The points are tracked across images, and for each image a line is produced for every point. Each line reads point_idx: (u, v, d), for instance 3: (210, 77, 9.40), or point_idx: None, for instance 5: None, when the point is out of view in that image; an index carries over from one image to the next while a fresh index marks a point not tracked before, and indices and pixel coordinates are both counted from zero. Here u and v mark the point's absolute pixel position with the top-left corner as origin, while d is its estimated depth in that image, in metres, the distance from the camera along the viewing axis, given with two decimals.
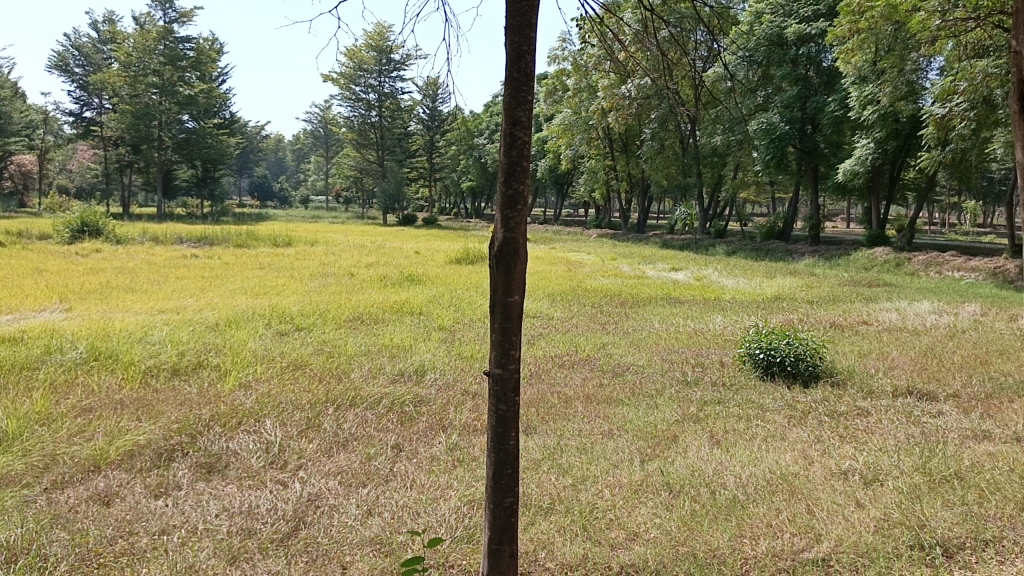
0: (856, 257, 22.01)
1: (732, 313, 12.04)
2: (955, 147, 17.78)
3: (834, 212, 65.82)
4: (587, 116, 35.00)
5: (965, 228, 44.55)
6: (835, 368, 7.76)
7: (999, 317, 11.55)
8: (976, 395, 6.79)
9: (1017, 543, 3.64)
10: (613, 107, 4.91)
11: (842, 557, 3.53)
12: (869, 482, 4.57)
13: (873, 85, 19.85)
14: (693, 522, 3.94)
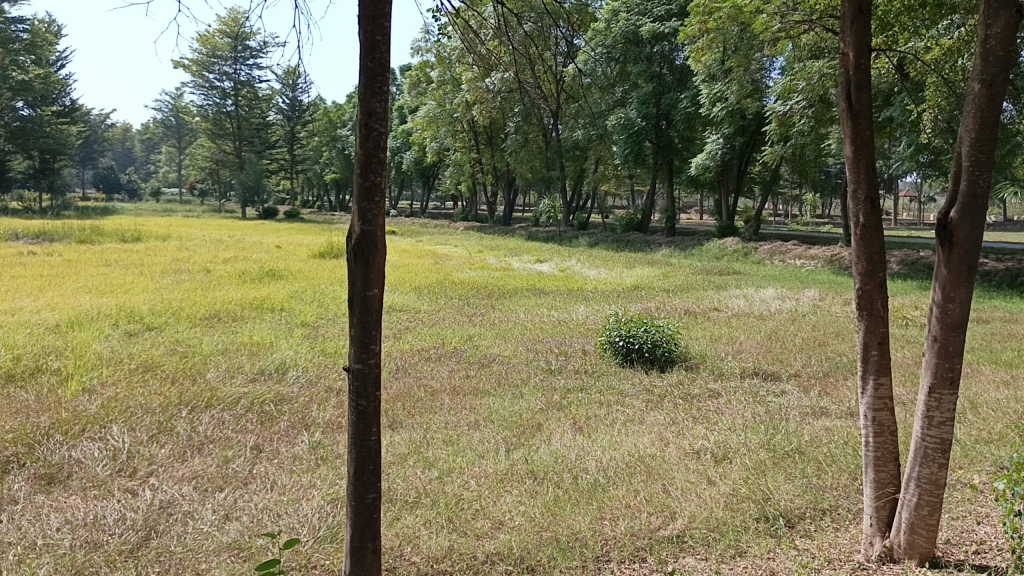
0: (709, 247, 23.08)
1: (593, 302, 12.38)
2: (794, 143, 19.01)
3: (688, 204, 68.85)
4: (452, 108, 35.01)
5: (805, 219, 47.67)
6: (689, 352, 8.13)
7: (835, 301, 12.45)
8: (814, 374, 7.30)
9: (849, 511, 3.95)
10: (477, 100, 4.94)
11: (695, 532, 3.70)
12: (719, 460, 4.82)
13: (721, 83, 20.91)
14: (556, 507, 4.03)
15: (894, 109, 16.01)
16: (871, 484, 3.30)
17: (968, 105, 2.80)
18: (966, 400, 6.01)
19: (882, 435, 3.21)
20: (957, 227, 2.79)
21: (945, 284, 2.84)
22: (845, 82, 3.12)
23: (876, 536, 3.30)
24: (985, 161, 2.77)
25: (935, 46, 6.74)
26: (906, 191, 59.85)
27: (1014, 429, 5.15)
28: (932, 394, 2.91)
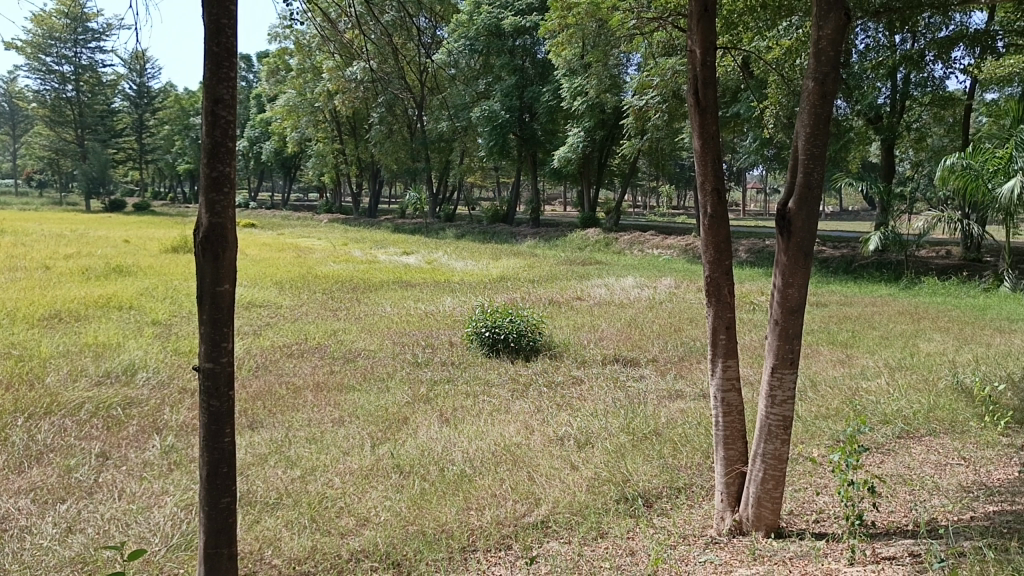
0: (571, 238, 23.60)
1: (460, 294, 12.42)
2: (651, 137, 19.73)
3: (552, 196, 70.10)
4: (313, 97, 34.11)
5: (662, 210, 49.54)
6: (553, 341, 8.29)
7: (690, 289, 13.02)
8: (670, 358, 7.62)
9: (702, 488, 4.16)
10: (340, 90, 4.83)
11: (558, 517, 3.79)
12: (582, 445, 4.94)
13: (582, 78, 21.37)
14: (422, 500, 4.02)
15: (741, 105, 16.88)
16: (721, 461, 3.47)
17: (803, 102, 3.01)
18: (807, 378, 6.45)
19: (730, 414, 3.39)
20: (794, 216, 2.99)
21: (785, 270, 3.03)
22: (692, 79, 3.28)
23: (726, 510, 3.47)
24: (818, 154, 2.98)
25: (775, 46, 7.01)
26: (753, 182, 63.37)
27: (849, 404, 5.57)
28: (775, 373, 3.10)
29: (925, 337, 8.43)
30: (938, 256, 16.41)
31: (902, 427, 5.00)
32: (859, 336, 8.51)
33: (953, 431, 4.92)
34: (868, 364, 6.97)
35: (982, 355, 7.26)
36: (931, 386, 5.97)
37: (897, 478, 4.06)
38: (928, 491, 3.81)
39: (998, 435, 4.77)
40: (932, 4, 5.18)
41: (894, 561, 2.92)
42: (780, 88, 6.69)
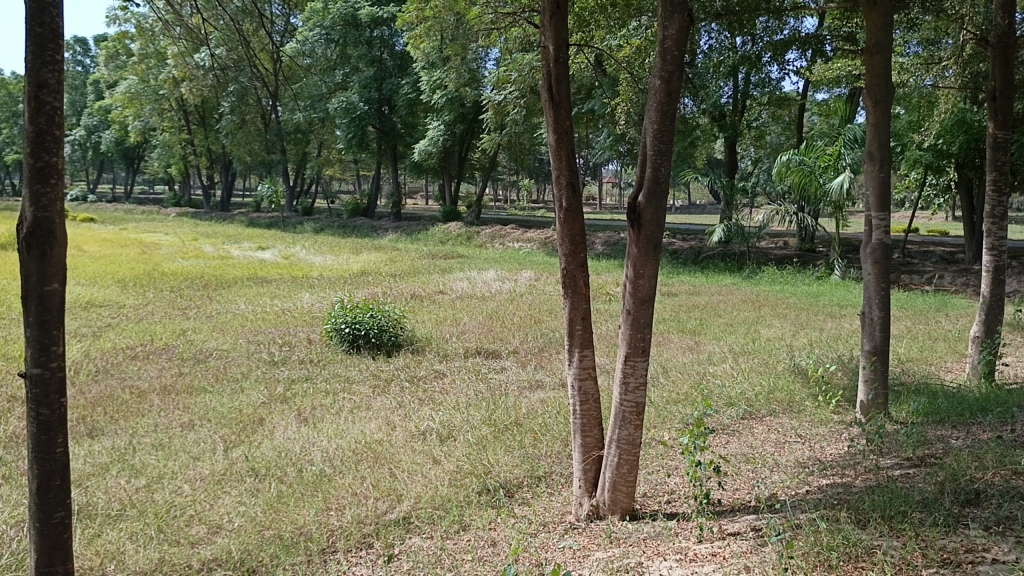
0: (433, 231, 23.53)
1: (318, 290, 12.11)
2: (510, 132, 19.94)
3: (412, 188, 69.52)
4: (157, 85, 32.28)
5: (522, 203, 50.22)
6: (415, 336, 8.25)
7: (549, 281, 13.26)
8: (530, 350, 7.73)
9: (561, 476, 4.26)
10: (182, 77, 4.57)
11: (420, 513, 3.77)
12: (444, 439, 4.95)
13: (440, 71, 21.32)
14: (278, 503, 3.91)
15: (595, 101, 17.34)
16: (579, 448, 3.58)
17: (650, 99, 3.16)
18: (659, 365, 6.72)
19: (587, 402, 3.50)
20: (644, 210, 3.12)
21: (636, 261, 3.17)
22: (545, 74, 3.36)
23: (584, 496, 3.57)
24: (665, 150, 3.13)
25: (625, 45, 7.16)
26: (609, 177, 65.26)
27: (697, 388, 5.85)
28: (628, 361, 3.22)
29: (766, 323, 8.97)
30: (777, 247, 17.52)
31: (746, 409, 5.30)
32: (706, 324, 8.94)
33: (790, 411, 5.27)
34: (715, 350, 7.34)
35: (815, 338, 7.80)
36: (771, 369, 6.37)
37: (740, 457, 4.31)
38: (769, 468, 4.07)
39: (830, 412, 5.14)
40: (768, 9, 5.46)
41: (739, 536, 3.10)
42: (630, 86, 6.85)
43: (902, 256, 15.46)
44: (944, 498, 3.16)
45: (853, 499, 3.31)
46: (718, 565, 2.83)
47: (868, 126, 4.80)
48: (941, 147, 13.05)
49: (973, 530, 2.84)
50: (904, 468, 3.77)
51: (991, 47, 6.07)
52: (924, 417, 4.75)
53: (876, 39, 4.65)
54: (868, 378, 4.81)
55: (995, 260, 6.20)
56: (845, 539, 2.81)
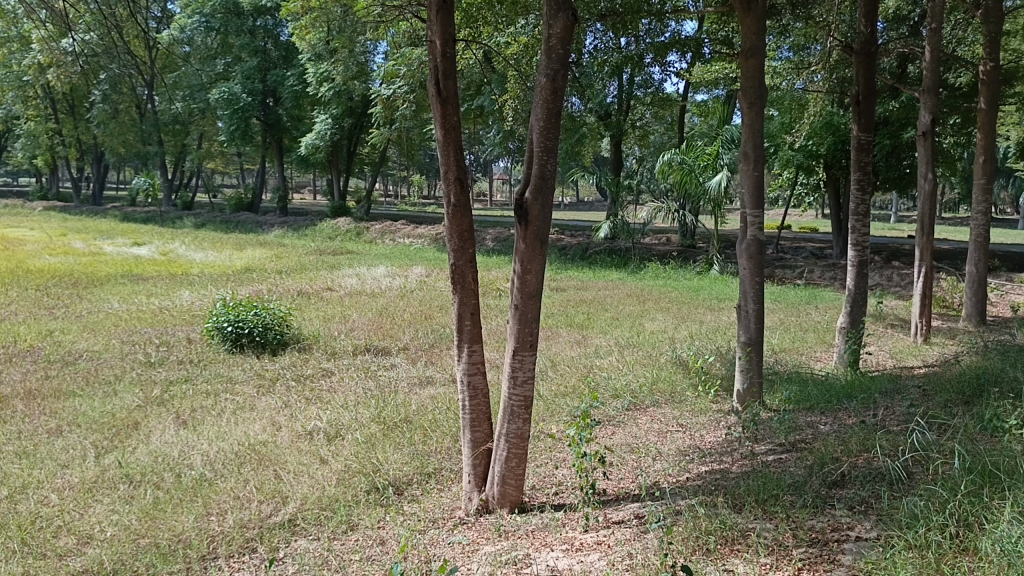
0: (321, 227, 23.06)
1: (198, 287, 11.66)
2: (399, 127, 19.75)
3: (299, 183, 67.92)
4: (20, 70, 30.27)
5: (413, 198, 49.90)
6: (301, 334, 8.07)
7: (440, 277, 13.22)
8: (420, 346, 7.70)
9: (451, 472, 4.27)
10: (47, 62, 4.30)
11: (306, 514, 3.69)
12: (331, 439, 4.86)
13: (327, 63, 20.92)
14: (155, 510, 3.74)
15: (484, 98, 17.40)
16: (468, 443, 3.59)
17: (536, 96, 3.20)
18: (548, 359, 6.83)
19: (476, 397, 3.53)
20: (531, 206, 3.17)
21: (523, 256, 3.21)
22: (432, 68, 3.35)
23: (473, 491, 3.58)
24: (552, 147, 3.18)
25: (513, 44, 7.21)
26: (500, 174, 65.65)
27: (585, 381, 5.97)
28: (516, 356, 3.27)
29: (650, 317, 9.24)
30: (660, 243, 18.07)
31: (630, 400, 5.44)
32: (594, 318, 9.15)
33: (672, 401, 5.45)
34: (602, 343, 7.51)
35: (696, 331, 8.10)
36: (654, 361, 6.56)
37: (625, 447, 4.42)
38: (652, 458, 4.18)
39: (709, 402, 5.34)
40: (650, 11, 5.61)
41: (623, 525, 3.18)
42: (517, 84, 6.91)
43: (776, 252, 16.24)
44: (813, 480, 3.33)
45: (729, 485, 3.45)
46: (603, 553, 2.90)
47: (744, 127, 5.01)
48: (810, 148, 13.76)
49: (838, 510, 3.02)
50: (777, 453, 3.96)
51: (855, 54, 6.44)
52: (796, 404, 5.01)
53: (751, 43, 4.86)
54: (744, 368, 5.03)
55: (859, 255, 6.59)
56: (722, 524, 2.93)
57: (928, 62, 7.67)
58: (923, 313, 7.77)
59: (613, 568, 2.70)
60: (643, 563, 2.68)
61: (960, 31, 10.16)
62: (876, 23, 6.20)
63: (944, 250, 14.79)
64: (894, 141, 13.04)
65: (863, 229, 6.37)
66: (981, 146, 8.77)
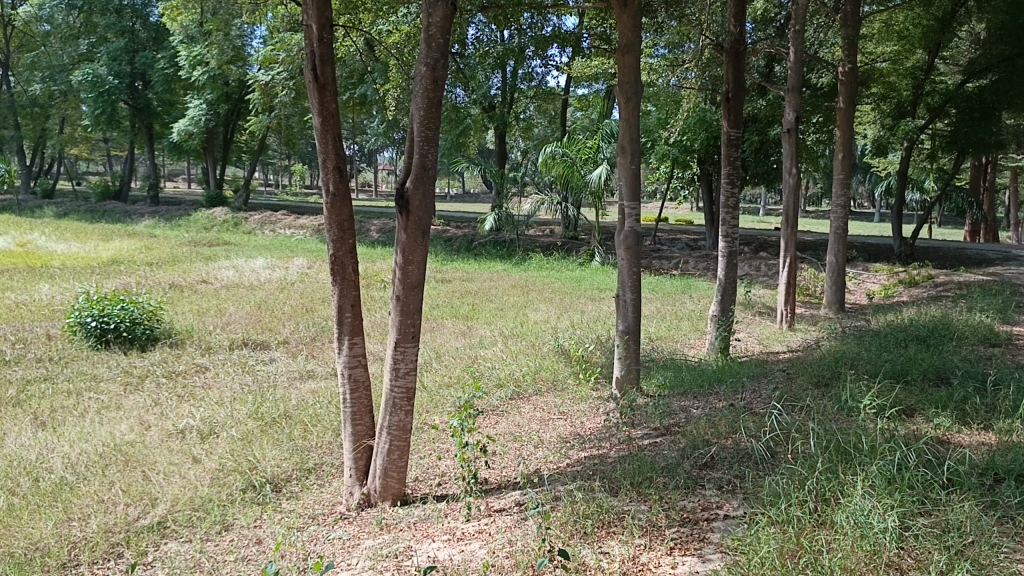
0: (196, 217, 22.15)
1: (59, 281, 10.96)
2: (278, 114, 19.17)
3: (172, 171, 64.99)
4: None
5: (294, 188, 48.62)
6: (173, 328, 7.72)
7: (322, 269, 12.94)
8: (301, 340, 7.52)
9: (332, 467, 4.20)
10: None
11: (177, 516, 3.55)
12: (205, 437, 4.68)
13: (200, 46, 20.06)
14: (9, 518, 3.51)
15: (367, 87, 17.09)
16: (349, 437, 3.56)
17: (416, 85, 3.23)
18: (432, 350, 6.81)
19: (358, 390, 3.51)
20: (412, 195, 3.19)
21: (405, 246, 3.23)
22: (308, 54, 3.29)
23: (354, 485, 3.54)
24: (432, 138, 3.21)
25: (394, 31, 7.08)
26: (383, 164, 64.64)
27: (469, 371, 6.00)
28: (398, 348, 3.29)
29: (533, 307, 9.36)
30: (544, 235, 18.33)
31: (513, 390, 5.50)
32: (478, 309, 9.19)
33: (554, 389, 5.55)
34: (485, 334, 7.55)
35: (578, 320, 8.27)
36: (536, 351, 6.66)
37: (507, 436, 4.47)
38: (534, 446, 4.24)
39: (589, 389, 5.47)
40: (530, 4, 5.64)
41: (504, 512, 3.22)
42: (399, 74, 6.80)
43: (654, 244, 16.76)
44: (686, 463, 3.46)
45: (606, 470, 3.55)
46: (484, 542, 2.92)
47: (621, 121, 5.13)
48: (685, 143, 14.27)
49: (708, 490, 3.15)
50: (652, 437, 4.10)
51: (726, 52, 6.71)
52: (670, 389, 5.19)
53: (626, 39, 5.00)
54: (622, 355, 5.17)
55: (729, 246, 6.89)
56: (599, 507, 3.01)
57: (792, 63, 8.05)
58: (788, 301, 8.20)
59: (494, 556, 2.73)
60: (523, 549, 2.71)
61: (822, 33, 10.74)
62: (744, 23, 6.47)
63: (807, 242, 15.63)
64: (763, 137, 13.66)
65: (733, 221, 6.65)
66: (840, 143, 9.31)
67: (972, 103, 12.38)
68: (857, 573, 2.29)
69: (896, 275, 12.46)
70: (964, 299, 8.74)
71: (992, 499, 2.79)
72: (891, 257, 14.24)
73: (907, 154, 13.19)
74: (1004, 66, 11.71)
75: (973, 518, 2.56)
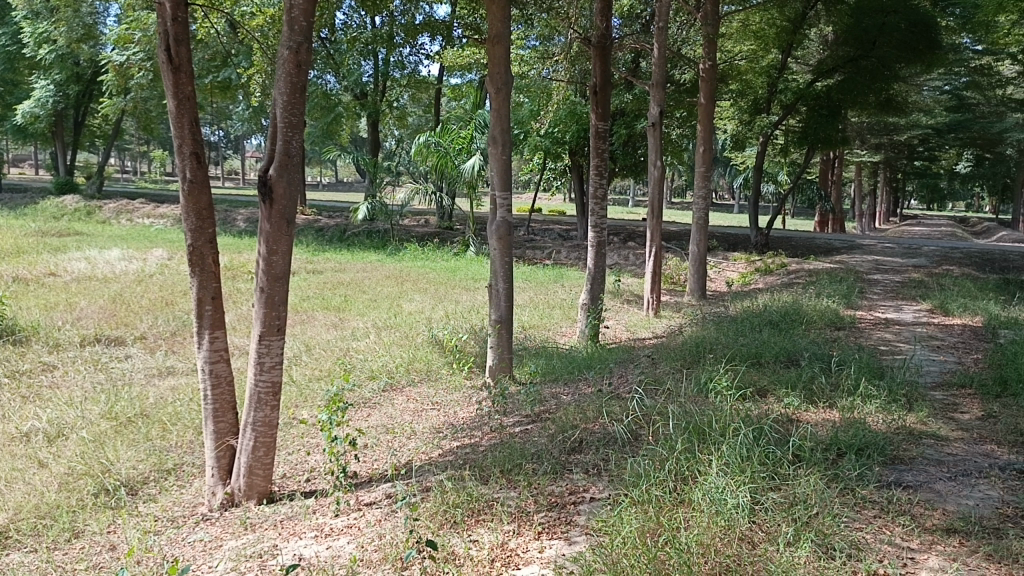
0: (44, 205, 20.70)
1: None
2: (135, 97, 18.17)
3: (17, 157, 60.42)
4: None
5: (155, 176, 46.18)
6: (17, 325, 7.20)
7: (183, 261, 12.37)
8: (160, 335, 7.18)
9: (193, 467, 4.04)
10: None
11: (20, 525, 3.32)
12: (53, 440, 4.39)
13: (47, 23, 18.72)
14: None
15: (231, 70, 16.45)
16: (210, 435, 3.46)
17: (279, 69, 3.16)
18: (302, 343, 6.65)
19: (220, 386, 3.42)
20: (276, 183, 3.15)
21: (269, 236, 3.20)
22: (160, 32, 3.15)
23: (217, 485, 3.42)
24: (295, 124, 3.18)
25: (258, 13, 6.85)
26: (250, 152, 62.33)
27: (339, 364, 5.89)
28: (262, 341, 3.25)
29: (407, 298, 9.29)
30: (418, 225, 18.21)
31: (386, 381, 5.44)
32: (351, 300, 9.04)
33: (427, 379, 5.55)
34: (358, 325, 7.44)
35: (452, 311, 8.27)
36: (411, 341, 6.62)
37: (380, 428, 4.42)
38: (407, 437, 4.21)
39: (463, 378, 5.49)
40: None
41: (373, 506, 3.19)
42: (263, 58, 6.59)
43: (528, 234, 16.97)
44: (553, 448, 3.53)
45: (476, 458, 3.56)
46: (352, 537, 2.89)
47: (492, 111, 5.16)
48: (556, 135, 14.51)
49: (575, 474, 3.23)
50: (523, 424, 4.16)
51: (593, 46, 6.85)
52: (542, 376, 5.28)
53: (496, 30, 5.02)
54: (495, 344, 5.21)
55: (598, 236, 7.07)
56: (469, 496, 3.02)
57: (656, 59, 8.31)
58: (654, 289, 8.49)
59: (362, 551, 2.70)
60: (391, 542, 2.69)
61: (684, 31, 11.18)
62: (610, 18, 6.61)
63: (673, 232, 16.24)
64: (630, 130, 14.06)
65: (602, 211, 6.80)
66: (702, 137, 9.71)
67: (820, 100, 13.13)
68: (713, 546, 2.39)
69: (753, 263, 13.15)
70: (813, 285, 9.31)
71: (834, 472, 3.01)
72: (748, 246, 14.98)
73: (763, 148, 13.88)
74: (849, 66, 12.48)
75: (817, 491, 2.75)
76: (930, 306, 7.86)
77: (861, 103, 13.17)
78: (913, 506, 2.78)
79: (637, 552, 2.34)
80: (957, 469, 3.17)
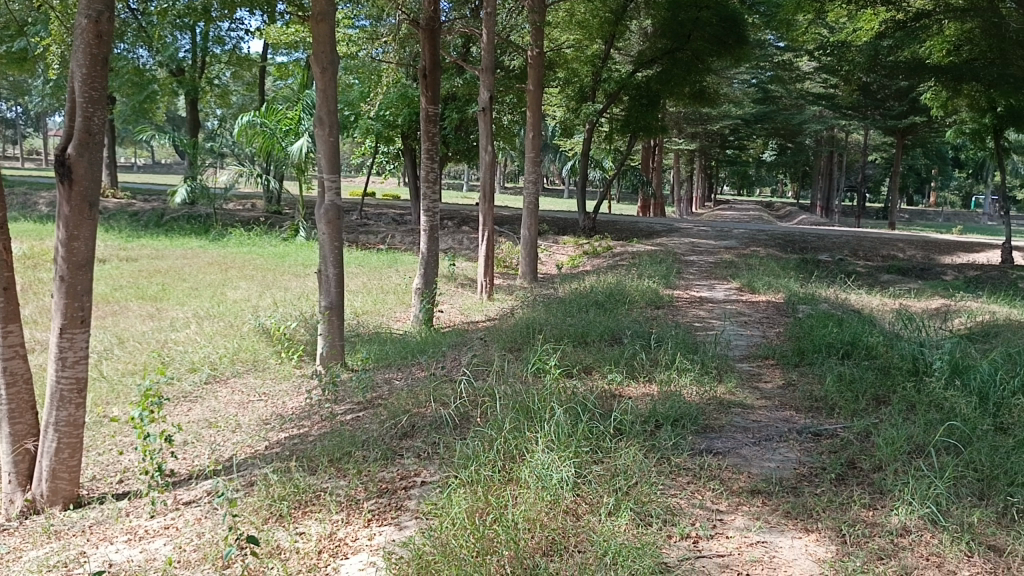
0: None
1: None
2: None
3: None
4: None
5: None
6: None
7: None
8: None
9: None
10: None
11: None
12: None
13: None
14: None
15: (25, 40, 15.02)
16: (6, 439, 3.18)
17: (76, 40, 2.96)
18: (114, 336, 6.21)
19: (16, 384, 3.15)
20: (75, 163, 2.95)
21: (68, 221, 2.99)
22: None
23: (16, 492, 3.16)
24: (96, 99, 2.99)
25: None
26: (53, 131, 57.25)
27: (156, 357, 5.55)
28: (65, 334, 3.03)
29: (231, 285, 8.88)
30: (244, 209, 17.43)
31: (209, 372, 5.18)
32: (169, 289, 8.54)
33: (254, 369, 5.34)
34: (177, 316, 7.04)
35: (279, 298, 7.99)
36: (236, 331, 6.34)
37: (201, 423, 4.22)
38: (231, 431, 4.04)
39: (292, 367, 5.34)
40: None
41: (192, 505, 3.04)
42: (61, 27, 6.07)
43: (360, 219, 16.67)
44: (384, 434, 3.50)
45: (305, 449, 3.48)
46: (170, 538, 2.75)
47: (318, 92, 5.02)
48: (388, 118, 14.32)
49: (406, 459, 3.23)
50: (354, 411, 4.10)
51: (421, 29, 6.81)
52: (374, 363, 5.22)
53: (321, 7, 4.88)
54: (326, 332, 5.10)
55: (430, 220, 7.06)
56: (296, 488, 2.94)
57: (485, 44, 8.39)
58: (487, 273, 8.58)
59: (179, 552, 2.58)
60: (211, 541, 2.59)
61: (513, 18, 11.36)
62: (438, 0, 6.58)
63: (506, 216, 16.48)
64: (462, 114, 14.10)
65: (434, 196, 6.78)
66: (531, 122, 9.90)
67: (640, 91, 13.66)
68: (539, 521, 2.47)
69: (582, 246, 13.59)
70: (635, 267, 9.76)
71: (652, 443, 3.17)
72: (577, 230, 15.45)
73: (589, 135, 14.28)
74: (666, 59, 13.22)
75: (636, 462, 2.90)
76: (739, 284, 8.44)
77: (679, 93, 13.85)
78: (722, 471, 2.99)
79: (465, 532, 2.37)
80: (761, 434, 3.44)
